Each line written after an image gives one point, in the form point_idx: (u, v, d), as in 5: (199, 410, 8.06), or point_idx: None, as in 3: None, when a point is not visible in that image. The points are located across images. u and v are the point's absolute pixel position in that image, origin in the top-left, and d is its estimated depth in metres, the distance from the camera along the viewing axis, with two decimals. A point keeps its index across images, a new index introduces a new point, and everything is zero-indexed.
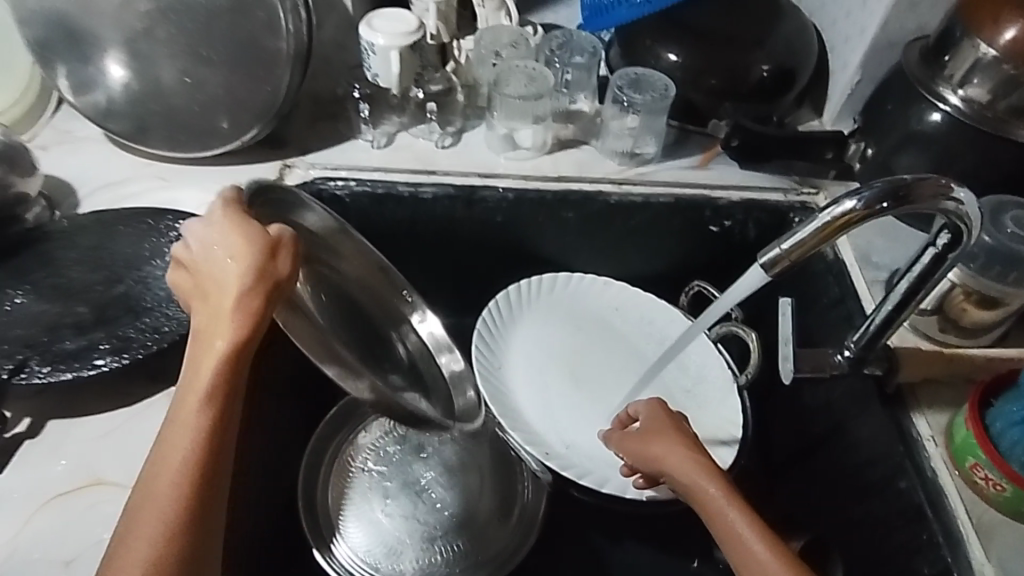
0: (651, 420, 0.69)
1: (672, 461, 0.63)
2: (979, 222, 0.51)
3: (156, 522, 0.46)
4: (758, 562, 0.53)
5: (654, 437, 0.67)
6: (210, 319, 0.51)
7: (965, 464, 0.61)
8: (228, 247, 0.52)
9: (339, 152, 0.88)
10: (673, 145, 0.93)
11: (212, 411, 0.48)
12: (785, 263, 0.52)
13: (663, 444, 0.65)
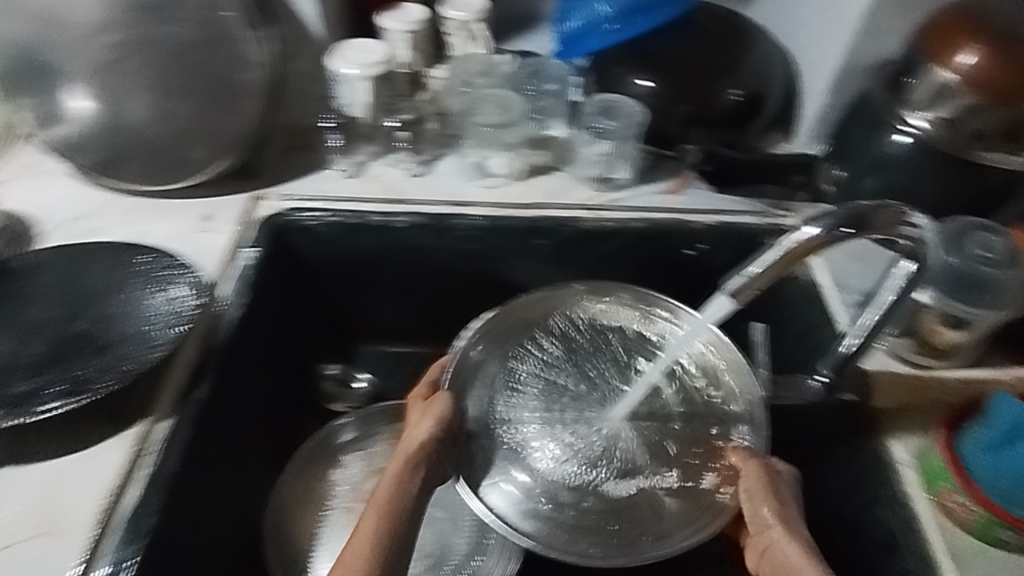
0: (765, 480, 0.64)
1: (787, 549, 0.60)
2: (938, 247, 0.51)
3: None
4: None
5: (760, 492, 0.64)
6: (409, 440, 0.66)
7: (938, 490, 0.60)
8: (425, 415, 0.67)
9: (310, 184, 0.87)
10: (646, 170, 0.93)
11: (410, 504, 0.64)
12: (751, 292, 0.52)
13: (779, 521, 0.61)
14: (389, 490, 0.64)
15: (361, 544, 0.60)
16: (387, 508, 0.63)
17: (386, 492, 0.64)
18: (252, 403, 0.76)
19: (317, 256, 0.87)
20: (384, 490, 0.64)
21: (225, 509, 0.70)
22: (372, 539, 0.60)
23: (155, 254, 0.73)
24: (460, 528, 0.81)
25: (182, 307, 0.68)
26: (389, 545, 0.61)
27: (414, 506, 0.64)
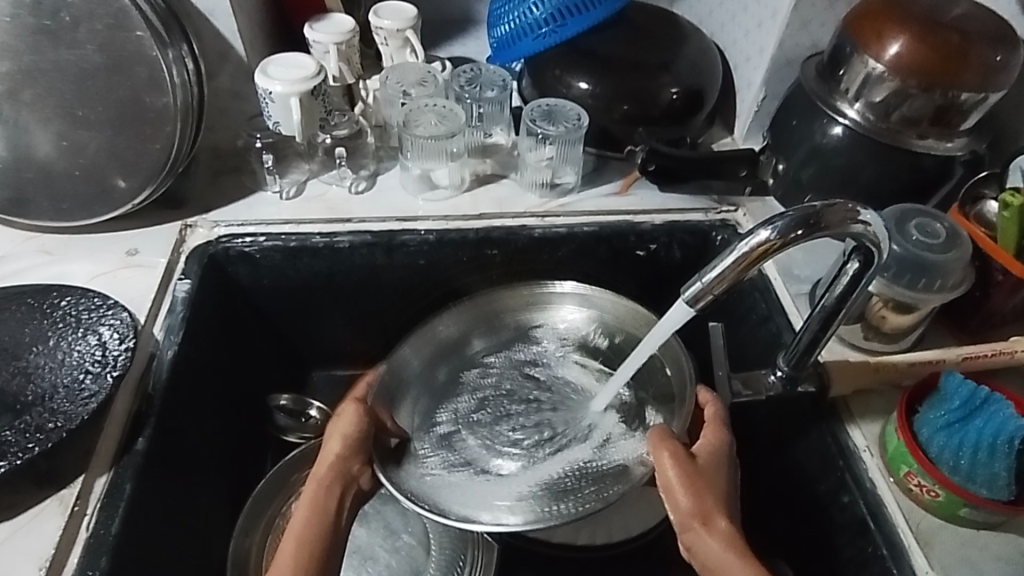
0: (683, 473, 0.60)
1: (703, 542, 0.57)
2: (888, 239, 0.51)
3: None
4: None
5: (682, 487, 0.59)
6: (322, 460, 0.66)
7: (900, 473, 0.61)
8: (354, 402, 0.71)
9: (245, 208, 0.83)
10: (592, 173, 0.92)
11: (333, 523, 0.62)
12: (709, 296, 0.51)
13: (701, 508, 0.58)
14: (303, 513, 0.62)
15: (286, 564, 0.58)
16: (309, 526, 0.61)
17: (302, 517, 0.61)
18: (200, 444, 0.72)
19: (259, 283, 0.83)
20: (298, 514, 0.62)
21: (179, 561, 0.66)
22: (308, 514, 0.62)
23: (79, 294, 0.67)
24: (433, 552, 0.78)
25: (113, 353, 0.63)
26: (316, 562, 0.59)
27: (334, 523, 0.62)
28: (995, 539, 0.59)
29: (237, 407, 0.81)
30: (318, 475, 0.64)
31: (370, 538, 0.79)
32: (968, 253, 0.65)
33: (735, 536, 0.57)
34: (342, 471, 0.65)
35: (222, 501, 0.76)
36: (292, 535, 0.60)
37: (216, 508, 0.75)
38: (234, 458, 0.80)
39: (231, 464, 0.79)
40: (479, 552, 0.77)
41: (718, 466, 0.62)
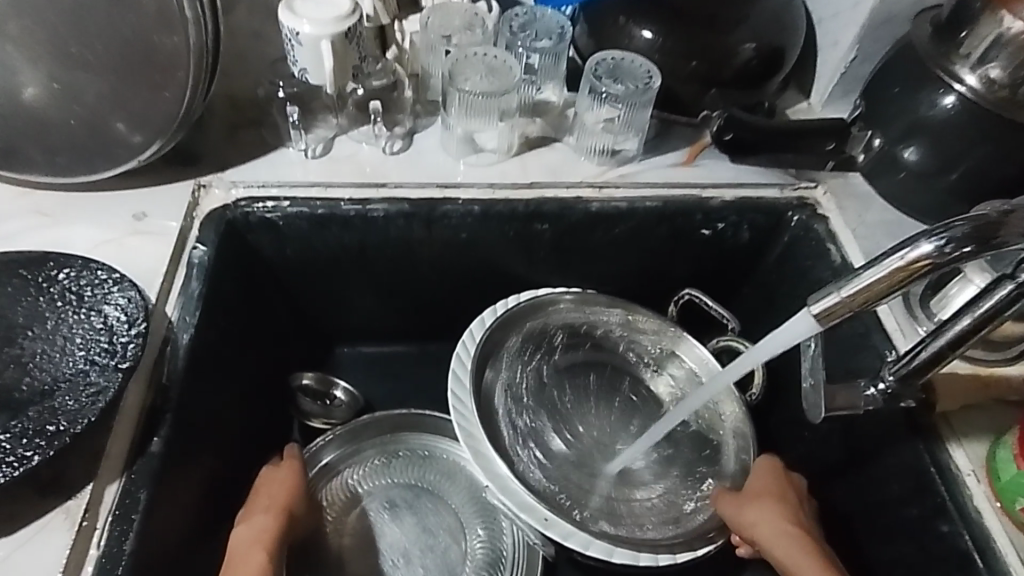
0: (761, 484, 0.68)
1: (772, 535, 0.61)
2: None
3: None
4: None
5: (764, 493, 0.66)
6: (258, 523, 0.62)
7: (1014, 505, 0.54)
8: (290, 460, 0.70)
9: (266, 167, 0.73)
10: (655, 139, 0.82)
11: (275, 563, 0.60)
12: (842, 313, 0.42)
13: (768, 511, 0.63)
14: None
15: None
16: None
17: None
18: (220, 436, 0.64)
19: (281, 253, 0.74)
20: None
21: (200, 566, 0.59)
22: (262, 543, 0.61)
23: (80, 265, 0.58)
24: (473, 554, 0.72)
25: (121, 340, 0.55)
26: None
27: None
28: None
29: (258, 389, 0.74)
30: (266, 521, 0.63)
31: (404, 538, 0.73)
32: None
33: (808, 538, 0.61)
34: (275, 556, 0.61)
35: (243, 497, 0.69)
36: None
37: (237, 502, 0.68)
38: (254, 448, 0.73)
39: (249, 453, 0.72)
40: (522, 555, 0.72)
41: (786, 491, 0.67)
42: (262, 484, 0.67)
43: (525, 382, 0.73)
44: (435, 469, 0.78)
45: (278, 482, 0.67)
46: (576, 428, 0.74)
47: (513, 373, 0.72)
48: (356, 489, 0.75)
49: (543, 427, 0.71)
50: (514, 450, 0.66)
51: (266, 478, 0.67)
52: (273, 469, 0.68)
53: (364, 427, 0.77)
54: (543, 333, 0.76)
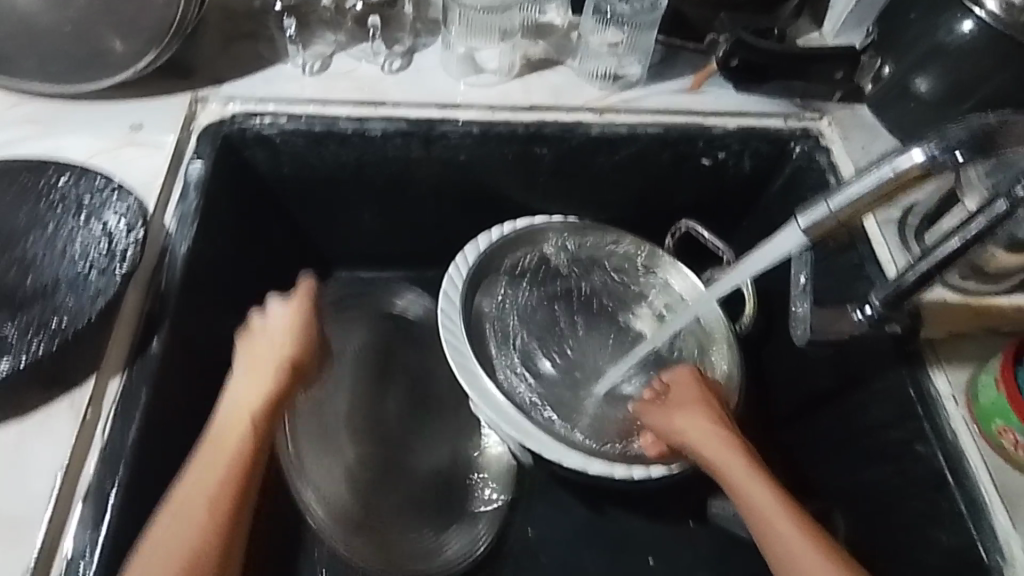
0: (680, 393, 0.65)
1: (705, 440, 0.59)
2: None
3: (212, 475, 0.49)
4: (782, 539, 0.52)
5: (688, 400, 0.64)
6: (261, 385, 0.54)
7: (991, 428, 0.56)
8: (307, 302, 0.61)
9: (262, 82, 0.72)
10: (660, 64, 0.80)
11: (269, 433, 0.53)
12: (831, 226, 0.43)
13: (691, 416, 0.61)
14: (234, 451, 0.51)
15: (185, 545, 0.46)
16: (225, 481, 0.49)
17: (231, 460, 0.50)
18: (219, 347, 0.66)
19: (278, 170, 0.73)
20: (219, 465, 0.50)
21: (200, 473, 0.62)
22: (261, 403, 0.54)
23: (79, 172, 0.59)
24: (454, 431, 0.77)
25: (121, 245, 0.56)
26: (211, 541, 0.47)
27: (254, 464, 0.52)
28: None
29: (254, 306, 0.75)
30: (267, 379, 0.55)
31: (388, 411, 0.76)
32: None
33: (736, 439, 0.59)
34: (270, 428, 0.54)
35: None
36: (200, 500, 0.48)
37: None
38: None
39: None
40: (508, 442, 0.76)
41: (706, 391, 0.65)
42: (272, 327, 0.59)
43: (513, 309, 0.75)
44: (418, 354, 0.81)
45: (286, 328, 0.59)
46: (570, 353, 0.75)
47: (502, 304, 0.75)
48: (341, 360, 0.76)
49: (533, 351, 0.73)
50: (499, 371, 0.70)
51: (278, 318, 0.59)
52: (284, 311, 0.59)
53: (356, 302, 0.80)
54: (532, 262, 0.78)
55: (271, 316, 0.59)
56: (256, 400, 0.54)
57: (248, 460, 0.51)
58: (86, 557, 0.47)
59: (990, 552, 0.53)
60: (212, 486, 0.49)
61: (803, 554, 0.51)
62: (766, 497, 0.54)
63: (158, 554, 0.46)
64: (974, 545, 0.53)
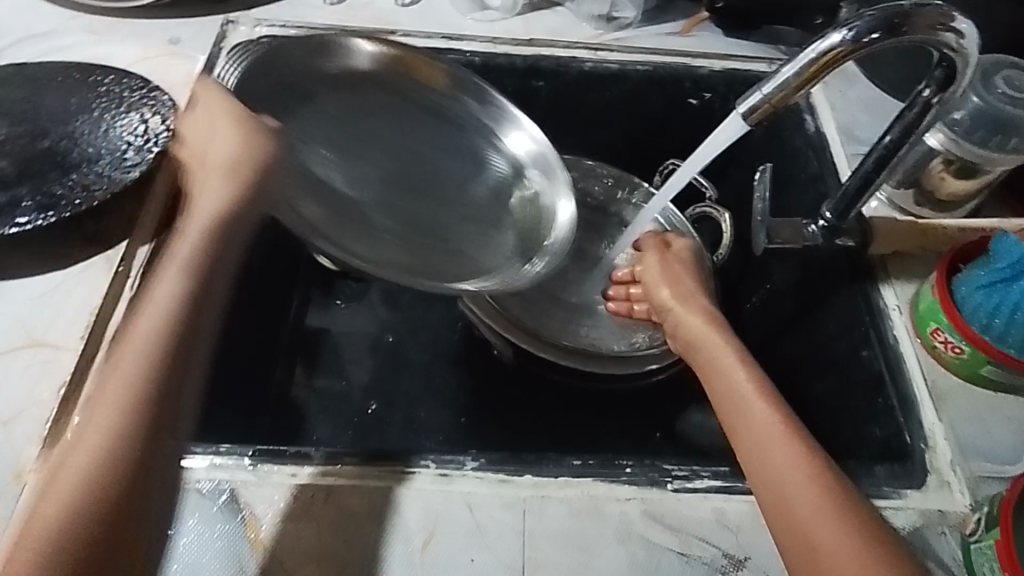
0: (670, 280, 0.64)
1: (690, 327, 0.58)
2: (975, 53, 0.47)
3: (138, 351, 0.44)
4: (749, 413, 0.48)
5: (674, 286, 0.64)
6: (213, 196, 0.52)
7: (926, 331, 0.61)
8: (219, 107, 0.56)
9: (289, 9, 0.80)
10: (655, 10, 0.86)
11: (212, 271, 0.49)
12: (768, 109, 0.49)
13: (676, 301, 0.61)
14: (176, 285, 0.47)
15: (122, 392, 0.43)
16: (164, 321, 0.45)
17: (169, 297, 0.46)
18: None
19: None
20: (157, 305, 0.46)
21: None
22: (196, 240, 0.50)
23: (123, 74, 0.68)
24: (448, 177, 0.77)
25: (155, 130, 0.64)
26: (150, 386, 0.43)
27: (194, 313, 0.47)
28: (1010, 403, 0.59)
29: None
30: (213, 203, 0.52)
31: (359, 117, 0.73)
32: None
33: (720, 324, 0.58)
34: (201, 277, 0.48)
35: None
36: (138, 342, 0.45)
37: None
38: None
39: None
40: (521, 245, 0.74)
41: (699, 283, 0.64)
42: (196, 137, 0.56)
43: None
44: (392, 83, 0.75)
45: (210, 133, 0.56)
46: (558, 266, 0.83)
47: None
48: (299, 73, 0.69)
49: None
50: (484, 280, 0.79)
51: (199, 122, 0.56)
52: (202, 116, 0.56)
53: (263, 61, 0.66)
54: None
55: (196, 130, 0.56)
56: (212, 209, 0.52)
57: (193, 307, 0.47)
58: None
59: (914, 439, 0.58)
60: (155, 325, 0.45)
61: (768, 433, 0.46)
62: (744, 378, 0.51)
63: (99, 404, 0.43)
64: (900, 434, 0.58)
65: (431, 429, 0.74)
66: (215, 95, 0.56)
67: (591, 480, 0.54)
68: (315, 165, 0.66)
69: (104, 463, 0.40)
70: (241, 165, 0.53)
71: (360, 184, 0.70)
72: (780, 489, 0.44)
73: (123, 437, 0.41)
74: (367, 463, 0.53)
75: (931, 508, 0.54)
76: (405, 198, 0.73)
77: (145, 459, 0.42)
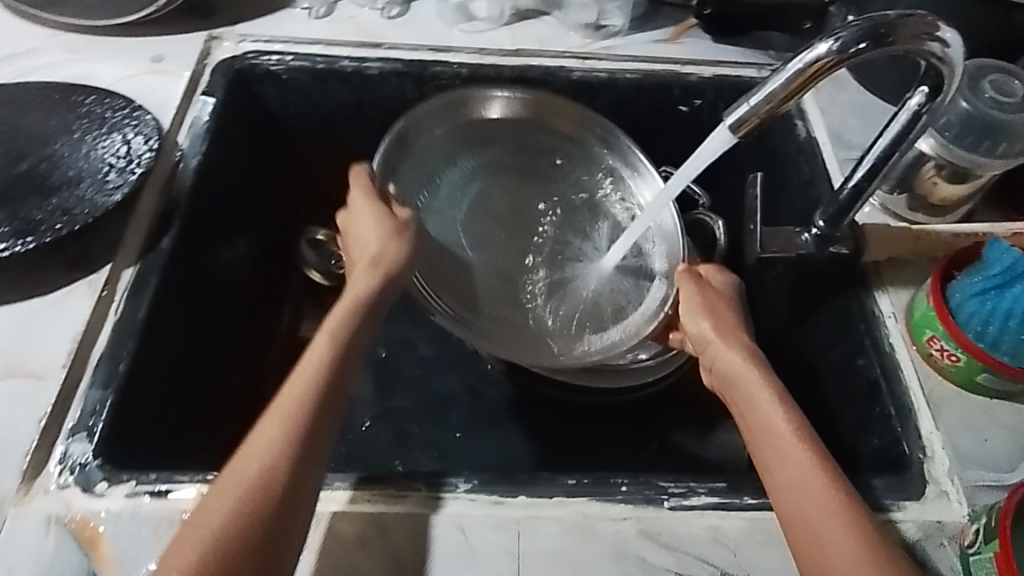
0: (707, 303, 0.60)
1: (724, 356, 0.54)
2: (962, 62, 0.46)
3: (282, 430, 0.45)
4: (793, 464, 0.46)
5: (703, 309, 0.59)
6: (365, 280, 0.55)
7: (922, 339, 0.60)
8: (365, 199, 0.60)
9: (273, 23, 0.80)
10: (642, 17, 0.85)
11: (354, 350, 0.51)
12: (754, 121, 0.48)
13: (714, 332, 0.56)
14: (326, 345, 0.50)
15: (262, 464, 0.44)
16: (316, 378, 0.48)
17: (323, 355, 0.49)
18: (233, 267, 0.74)
19: (285, 107, 0.80)
20: (309, 362, 0.49)
21: (210, 372, 0.68)
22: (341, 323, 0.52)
23: (104, 94, 0.67)
24: (578, 231, 0.76)
25: (137, 151, 0.64)
26: (309, 439, 0.45)
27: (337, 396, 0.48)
28: (1007, 409, 0.59)
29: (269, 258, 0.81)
30: (364, 284, 0.54)
31: (497, 183, 0.76)
32: None
33: (756, 351, 0.54)
34: (349, 354, 0.50)
35: (255, 327, 0.77)
36: (280, 420, 0.46)
37: (253, 326, 0.77)
38: (267, 288, 0.81)
39: (266, 288, 0.80)
40: (623, 281, 0.72)
41: (738, 304, 0.60)
42: (355, 224, 0.60)
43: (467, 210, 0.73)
44: (526, 133, 0.76)
45: (363, 219, 0.59)
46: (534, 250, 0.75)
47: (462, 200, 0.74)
48: (431, 141, 0.72)
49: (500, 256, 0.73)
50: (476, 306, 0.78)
51: (348, 214, 0.61)
52: (359, 205, 0.60)
53: (393, 152, 0.68)
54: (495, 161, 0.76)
55: (355, 211, 0.60)
56: (359, 291, 0.54)
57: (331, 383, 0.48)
58: (96, 415, 0.53)
59: (912, 448, 0.57)
60: (299, 402, 0.47)
61: (806, 480, 0.45)
62: (782, 418, 0.48)
63: (250, 454, 0.45)
64: (898, 444, 0.58)
65: (424, 445, 0.74)
66: (364, 180, 0.61)
67: (585, 499, 0.53)
68: (444, 236, 0.70)
69: (250, 503, 0.42)
70: (394, 244, 0.58)
71: (486, 245, 0.73)
72: (816, 539, 0.43)
73: (253, 511, 0.42)
74: (357, 486, 0.52)
75: (930, 519, 0.53)
76: (523, 250, 0.74)
77: (274, 536, 0.42)
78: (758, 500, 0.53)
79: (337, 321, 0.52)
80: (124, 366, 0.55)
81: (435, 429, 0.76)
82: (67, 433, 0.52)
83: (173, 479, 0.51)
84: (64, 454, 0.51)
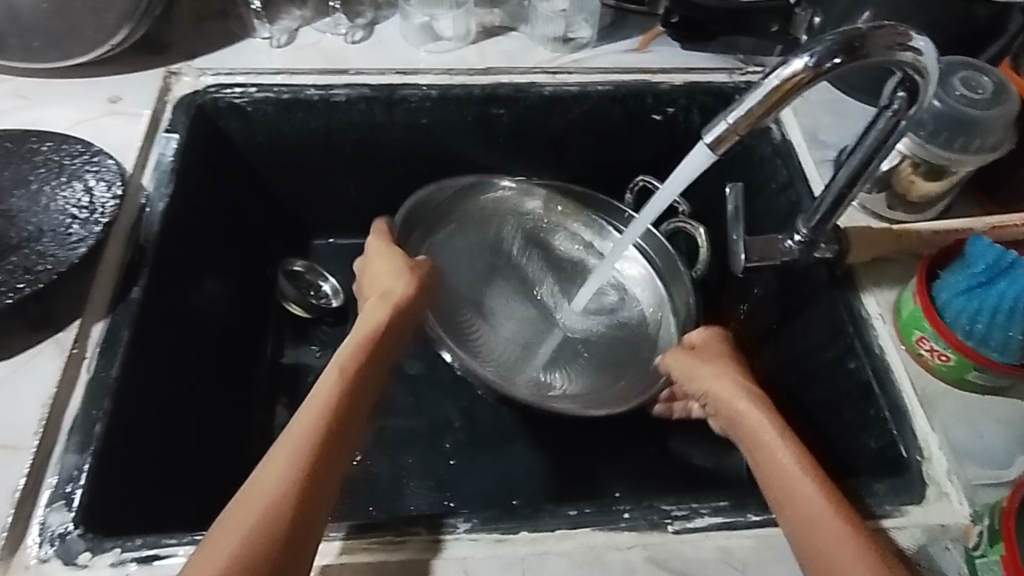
0: (708, 351, 0.62)
1: (724, 394, 0.56)
2: (936, 71, 0.47)
3: (288, 480, 0.45)
4: (793, 482, 0.47)
5: (699, 359, 0.61)
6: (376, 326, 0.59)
7: (911, 339, 0.60)
8: (384, 255, 0.66)
9: (233, 54, 0.77)
10: (609, 27, 0.84)
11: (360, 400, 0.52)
12: (733, 138, 0.48)
13: (713, 378, 0.58)
14: (337, 379, 0.53)
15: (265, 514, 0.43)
16: (327, 415, 0.49)
17: (332, 391, 0.51)
18: (210, 310, 0.72)
19: (252, 140, 0.77)
20: (322, 399, 0.51)
21: (194, 421, 0.66)
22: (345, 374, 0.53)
23: (61, 139, 0.64)
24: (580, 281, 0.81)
25: (100, 199, 0.61)
26: (318, 478, 0.46)
27: (338, 449, 0.49)
28: (998, 403, 0.59)
29: (246, 302, 0.79)
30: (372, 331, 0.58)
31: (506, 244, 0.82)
32: (1013, 109, 0.61)
33: (756, 392, 0.56)
34: (354, 404, 0.52)
35: (236, 369, 0.75)
36: (283, 468, 0.46)
37: (235, 368, 0.74)
38: (247, 327, 0.78)
39: (246, 326, 0.78)
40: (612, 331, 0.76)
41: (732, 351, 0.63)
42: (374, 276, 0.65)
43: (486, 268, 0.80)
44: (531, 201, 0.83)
45: (382, 272, 0.65)
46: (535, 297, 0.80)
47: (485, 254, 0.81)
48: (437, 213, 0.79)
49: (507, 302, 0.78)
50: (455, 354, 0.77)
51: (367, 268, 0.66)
52: (377, 262, 0.66)
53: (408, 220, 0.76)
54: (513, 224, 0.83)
55: (375, 264, 0.66)
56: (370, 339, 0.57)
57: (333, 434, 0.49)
58: (75, 482, 0.51)
59: (909, 451, 0.57)
60: (304, 448, 0.47)
61: (808, 497, 0.46)
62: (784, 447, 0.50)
63: (252, 503, 0.44)
64: (896, 446, 0.58)
65: (420, 474, 0.72)
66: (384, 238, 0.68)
67: (590, 529, 0.52)
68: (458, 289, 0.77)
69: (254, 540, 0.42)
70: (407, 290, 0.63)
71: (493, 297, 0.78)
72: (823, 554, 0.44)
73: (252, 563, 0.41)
74: (355, 535, 0.50)
75: (933, 523, 0.53)
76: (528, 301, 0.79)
77: None
78: (763, 516, 0.53)
79: (346, 368, 0.54)
80: (99, 427, 0.53)
81: (429, 458, 0.74)
82: (45, 503, 0.50)
83: (161, 542, 0.48)
84: (42, 525, 0.49)
